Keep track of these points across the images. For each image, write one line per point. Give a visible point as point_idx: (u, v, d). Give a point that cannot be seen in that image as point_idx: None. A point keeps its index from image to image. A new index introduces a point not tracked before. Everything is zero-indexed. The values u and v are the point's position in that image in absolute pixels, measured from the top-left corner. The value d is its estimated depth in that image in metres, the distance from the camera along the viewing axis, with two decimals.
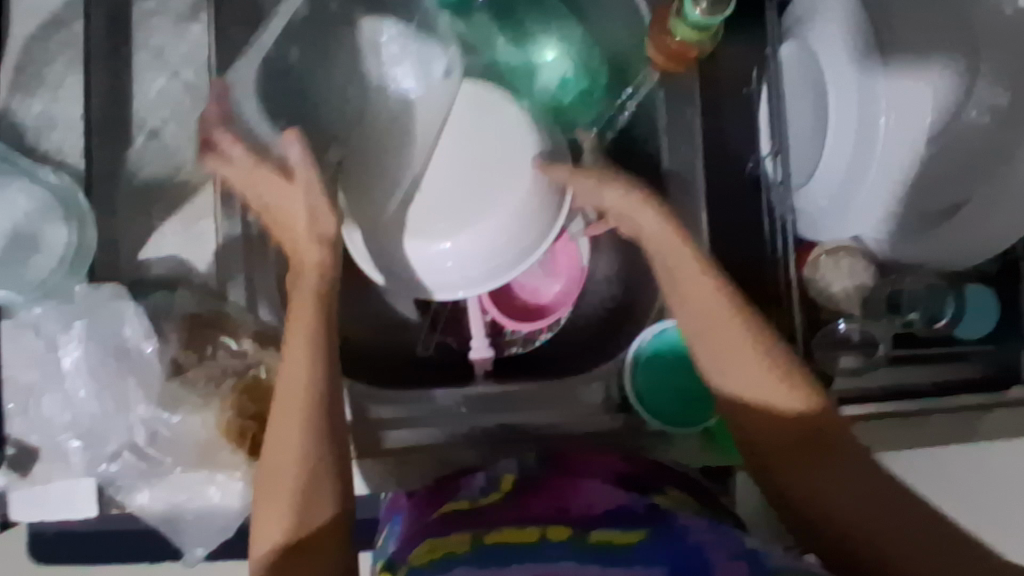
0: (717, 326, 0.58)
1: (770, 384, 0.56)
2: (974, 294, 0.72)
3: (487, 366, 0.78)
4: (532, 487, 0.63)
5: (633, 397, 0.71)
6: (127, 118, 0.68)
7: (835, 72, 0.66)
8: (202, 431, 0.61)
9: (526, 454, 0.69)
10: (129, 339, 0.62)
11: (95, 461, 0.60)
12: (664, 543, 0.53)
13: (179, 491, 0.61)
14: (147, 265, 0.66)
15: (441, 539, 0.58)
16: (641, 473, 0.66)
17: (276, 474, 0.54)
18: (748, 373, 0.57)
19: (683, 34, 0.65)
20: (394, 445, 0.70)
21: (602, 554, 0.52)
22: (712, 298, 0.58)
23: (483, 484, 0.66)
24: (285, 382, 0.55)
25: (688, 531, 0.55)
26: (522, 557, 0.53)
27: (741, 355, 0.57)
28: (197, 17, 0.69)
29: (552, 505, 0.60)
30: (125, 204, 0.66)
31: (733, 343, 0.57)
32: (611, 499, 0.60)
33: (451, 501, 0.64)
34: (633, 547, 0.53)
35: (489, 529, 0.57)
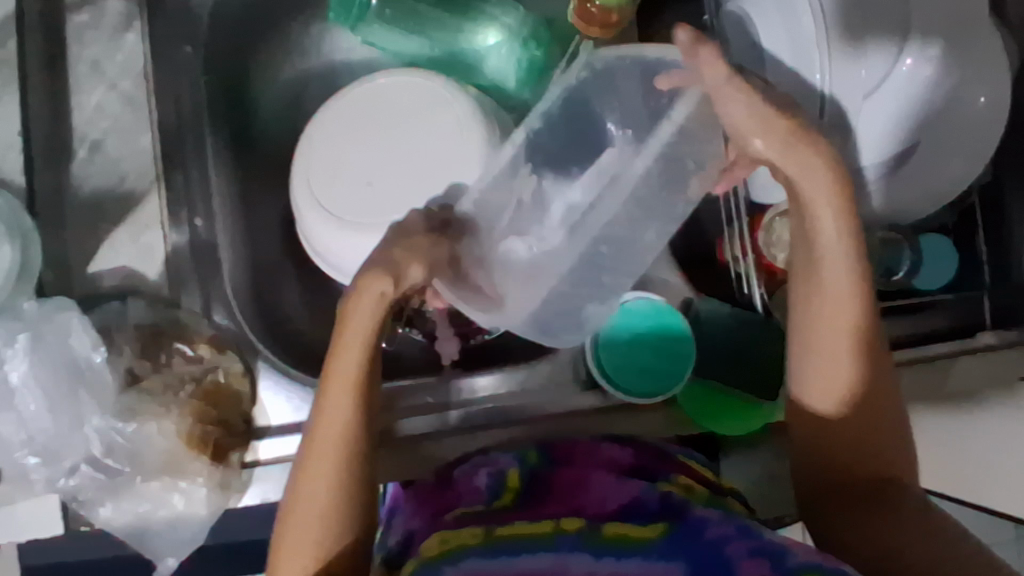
0: (823, 311, 0.52)
1: (851, 382, 0.53)
2: (928, 245, 0.75)
3: (453, 355, 0.79)
4: (541, 487, 0.61)
5: (597, 373, 0.70)
6: (67, 133, 0.67)
7: (771, 27, 0.72)
8: (161, 439, 0.60)
9: (528, 451, 0.66)
10: (78, 350, 0.60)
11: (54, 477, 0.59)
12: (681, 540, 0.52)
13: (143, 502, 0.61)
14: (98, 278, 0.66)
15: (450, 531, 0.54)
16: (643, 459, 0.66)
17: (294, 508, 0.48)
18: (849, 377, 0.52)
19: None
20: (406, 434, 0.69)
21: (618, 549, 0.51)
22: (847, 288, 0.51)
23: (487, 484, 0.62)
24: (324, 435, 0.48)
25: (706, 523, 0.53)
26: (537, 551, 0.51)
27: (840, 351, 0.52)
28: (131, 27, 0.69)
29: (568, 505, 0.58)
30: (71, 218, 0.66)
31: (835, 340, 0.52)
32: (625, 493, 0.59)
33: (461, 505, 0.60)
34: (651, 543, 0.52)
35: (504, 522, 0.55)
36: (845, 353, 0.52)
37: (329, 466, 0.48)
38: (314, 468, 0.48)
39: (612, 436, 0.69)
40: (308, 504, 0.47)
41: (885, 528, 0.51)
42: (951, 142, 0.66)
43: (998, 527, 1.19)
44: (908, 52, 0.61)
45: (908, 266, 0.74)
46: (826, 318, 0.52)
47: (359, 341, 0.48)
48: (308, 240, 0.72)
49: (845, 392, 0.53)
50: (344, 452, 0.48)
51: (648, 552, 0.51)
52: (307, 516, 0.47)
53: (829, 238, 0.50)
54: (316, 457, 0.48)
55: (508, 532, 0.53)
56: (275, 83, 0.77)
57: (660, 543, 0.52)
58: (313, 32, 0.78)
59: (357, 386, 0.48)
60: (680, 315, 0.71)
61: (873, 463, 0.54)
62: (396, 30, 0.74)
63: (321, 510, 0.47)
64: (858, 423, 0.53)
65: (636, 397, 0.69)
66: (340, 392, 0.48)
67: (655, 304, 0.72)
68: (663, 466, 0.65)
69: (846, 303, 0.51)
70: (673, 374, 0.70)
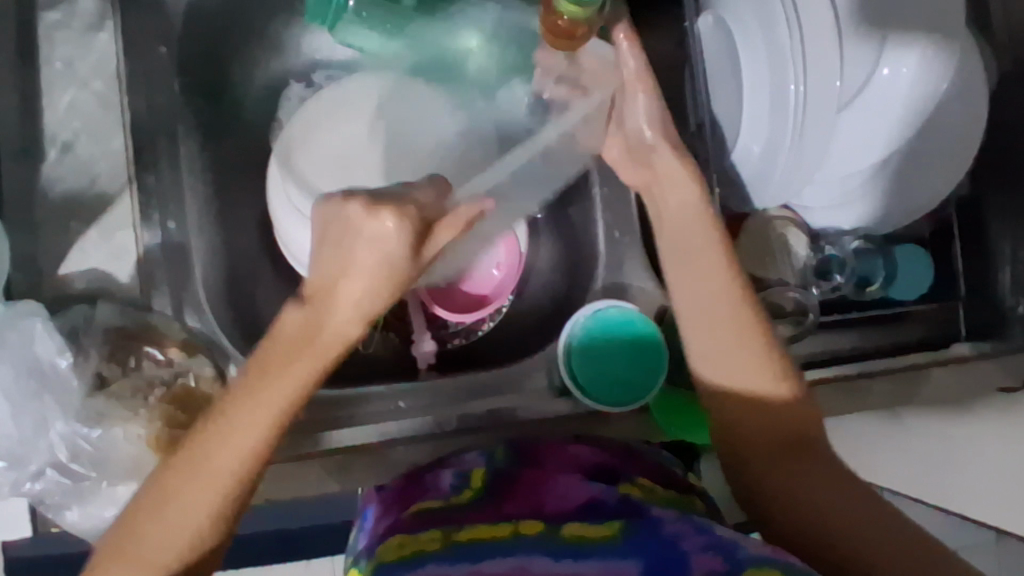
0: (700, 313, 0.58)
1: (755, 376, 0.56)
2: (905, 258, 0.74)
3: (430, 360, 0.79)
4: (504, 485, 0.62)
5: (569, 381, 0.70)
6: (38, 133, 0.67)
7: (745, 31, 0.69)
8: (128, 445, 0.60)
9: (494, 448, 0.68)
10: (42, 355, 0.60)
11: (19, 481, 0.59)
12: (639, 539, 0.51)
13: (108, 506, 0.60)
14: (68, 280, 0.66)
15: (414, 535, 0.56)
16: (611, 461, 0.66)
17: (213, 463, 0.47)
18: (759, 367, 0.56)
19: (568, 12, 0.57)
20: (343, 445, 0.67)
21: (577, 551, 0.50)
22: (728, 296, 0.57)
23: (451, 483, 0.64)
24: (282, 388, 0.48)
25: (662, 520, 0.53)
26: (497, 554, 0.51)
27: (733, 340, 0.57)
28: (103, 27, 0.70)
29: (528, 504, 0.59)
30: (41, 219, 0.66)
31: (734, 317, 0.57)
32: (585, 491, 0.60)
33: (421, 500, 0.62)
34: (608, 541, 0.51)
35: (460, 525, 0.56)
36: (740, 341, 0.56)
37: (241, 454, 0.47)
38: (212, 455, 0.47)
39: (584, 437, 0.69)
40: (207, 487, 0.47)
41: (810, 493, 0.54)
42: (931, 151, 0.67)
43: (974, 529, 1.21)
44: (885, 61, 0.61)
45: (884, 277, 0.74)
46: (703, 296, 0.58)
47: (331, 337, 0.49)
48: (284, 242, 0.72)
49: (753, 390, 0.56)
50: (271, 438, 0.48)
51: (604, 548, 0.50)
52: (197, 498, 0.47)
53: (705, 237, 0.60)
54: (223, 444, 0.47)
55: (465, 537, 0.54)
56: (254, 83, 0.77)
57: (620, 537, 0.51)
58: (290, 34, 0.77)
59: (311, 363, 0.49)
60: (651, 324, 0.71)
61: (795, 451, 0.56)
62: (376, 30, 0.72)
63: (218, 496, 0.47)
64: (778, 404, 0.56)
65: (604, 405, 0.70)
66: (275, 392, 0.48)
67: (630, 313, 0.71)
68: (632, 469, 0.66)
69: (725, 303, 0.57)
70: (645, 385, 0.70)
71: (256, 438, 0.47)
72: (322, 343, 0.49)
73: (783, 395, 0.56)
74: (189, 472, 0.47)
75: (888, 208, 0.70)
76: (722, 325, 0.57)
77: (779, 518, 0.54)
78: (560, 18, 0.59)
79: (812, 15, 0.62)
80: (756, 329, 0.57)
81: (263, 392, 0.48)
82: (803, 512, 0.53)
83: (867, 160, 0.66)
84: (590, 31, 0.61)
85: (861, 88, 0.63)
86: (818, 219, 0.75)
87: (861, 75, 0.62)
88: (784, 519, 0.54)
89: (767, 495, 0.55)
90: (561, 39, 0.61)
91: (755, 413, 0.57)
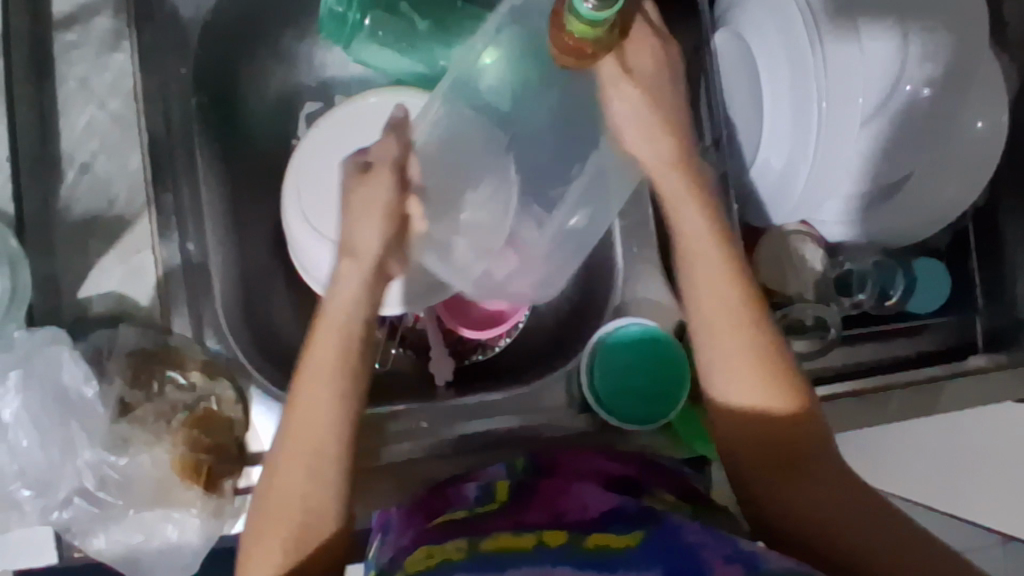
0: (717, 349, 0.57)
1: (770, 398, 0.56)
2: (923, 272, 0.74)
3: (447, 376, 0.78)
4: (527, 496, 0.61)
5: (592, 399, 0.69)
6: (56, 155, 0.68)
7: (764, 49, 0.69)
8: (154, 469, 0.60)
9: (514, 460, 0.68)
10: (69, 383, 0.60)
11: (47, 509, 0.59)
12: (660, 545, 0.51)
13: (135, 532, 0.61)
14: (88, 302, 0.66)
15: (437, 547, 0.54)
16: (633, 472, 0.65)
17: (279, 500, 0.52)
18: (772, 393, 0.56)
19: (578, 31, 0.49)
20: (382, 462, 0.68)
21: (597, 556, 0.50)
22: (732, 289, 0.58)
23: (475, 494, 0.63)
24: (306, 402, 0.53)
25: (682, 530, 0.53)
26: (522, 557, 0.50)
27: (747, 359, 0.56)
28: (119, 46, 0.70)
29: (549, 511, 0.58)
30: (60, 242, 0.66)
31: (737, 338, 0.57)
32: (607, 502, 0.58)
33: (447, 512, 0.61)
34: (629, 550, 0.51)
35: (485, 535, 0.55)
36: (754, 359, 0.56)
37: (312, 462, 0.52)
38: (288, 480, 0.52)
39: (605, 450, 0.69)
40: (290, 511, 0.52)
41: (801, 503, 0.55)
42: (944, 166, 0.68)
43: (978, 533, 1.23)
44: (907, 77, 0.61)
45: (902, 290, 0.74)
46: (718, 332, 0.57)
47: (341, 328, 0.55)
48: (299, 260, 0.71)
49: (762, 400, 0.56)
50: (327, 445, 0.53)
51: (626, 560, 0.50)
52: (286, 524, 0.51)
53: (710, 264, 0.59)
54: (291, 467, 0.52)
55: (490, 546, 0.52)
56: (270, 101, 0.77)
57: (638, 547, 0.51)
58: (302, 49, 0.77)
59: (328, 362, 0.54)
60: (673, 342, 0.71)
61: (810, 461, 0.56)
62: (390, 48, 0.72)
63: (306, 520, 0.52)
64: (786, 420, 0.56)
65: (626, 422, 0.69)
66: (319, 391, 0.53)
67: (652, 330, 0.71)
68: (652, 482, 0.65)
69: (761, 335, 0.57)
70: (667, 401, 0.69)
71: (314, 451, 0.53)
72: (352, 343, 0.55)
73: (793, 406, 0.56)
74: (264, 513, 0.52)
75: (896, 229, 0.70)
76: (733, 340, 0.57)
77: (778, 522, 0.55)
78: (568, 37, 0.51)
79: (834, 37, 0.62)
80: (751, 331, 0.57)
81: (309, 404, 0.53)
82: (810, 529, 0.54)
83: (886, 172, 0.67)
84: (602, 47, 0.53)
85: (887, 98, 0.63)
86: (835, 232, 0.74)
87: (888, 85, 0.62)
88: (784, 520, 0.55)
89: (772, 508, 0.56)
90: (571, 56, 0.53)
91: (761, 433, 0.56)
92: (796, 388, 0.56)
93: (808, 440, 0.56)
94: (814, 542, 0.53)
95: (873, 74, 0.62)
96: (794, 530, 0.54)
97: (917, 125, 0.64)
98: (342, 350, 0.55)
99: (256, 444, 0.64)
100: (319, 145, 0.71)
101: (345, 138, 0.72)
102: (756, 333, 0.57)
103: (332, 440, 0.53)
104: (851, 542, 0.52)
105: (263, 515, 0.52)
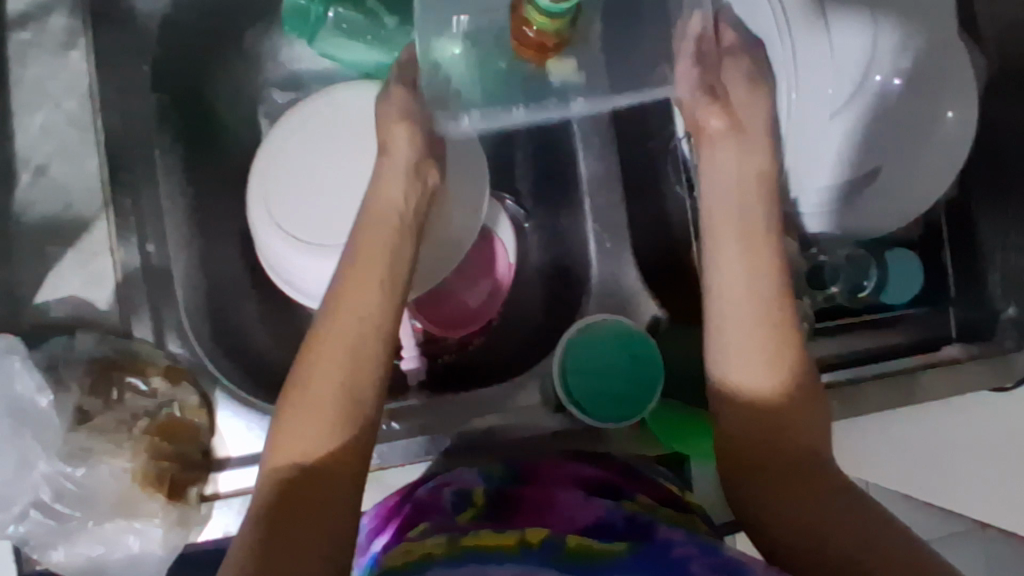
0: (728, 316, 0.54)
1: (764, 374, 0.53)
2: (898, 263, 0.74)
3: (421, 376, 0.76)
4: (507, 505, 0.60)
5: (565, 399, 0.68)
6: (10, 156, 0.66)
7: None
8: (114, 481, 0.59)
9: (490, 466, 0.66)
10: (22, 394, 0.58)
11: (3, 523, 0.57)
12: (648, 557, 0.49)
13: (97, 544, 0.59)
14: (45, 309, 0.65)
15: (417, 544, 0.53)
16: (613, 480, 0.64)
17: (312, 400, 0.49)
18: (773, 356, 0.53)
19: (538, 22, 0.48)
20: None
21: (580, 563, 0.49)
22: (765, 249, 0.56)
23: (452, 504, 0.60)
24: (351, 307, 0.52)
25: (670, 544, 0.51)
26: (503, 563, 0.48)
27: (751, 327, 0.54)
28: (75, 44, 0.68)
29: (531, 522, 0.56)
30: (16, 247, 0.65)
31: (752, 304, 0.54)
32: (589, 513, 0.57)
33: (428, 517, 0.58)
34: (614, 558, 0.49)
35: (465, 533, 0.53)
36: (761, 322, 0.54)
37: (352, 351, 0.51)
38: (330, 358, 0.51)
39: (582, 456, 0.67)
40: (334, 380, 0.50)
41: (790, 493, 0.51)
42: (917, 164, 0.67)
43: None
44: (876, 70, 0.61)
45: (875, 283, 0.74)
46: (733, 291, 0.55)
47: (388, 238, 0.55)
48: (267, 261, 0.69)
49: (761, 373, 0.53)
50: (359, 348, 0.51)
51: (614, 566, 0.48)
52: (330, 400, 0.50)
53: (754, 218, 0.56)
54: (334, 346, 0.51)
55: (471, 542, 0.51)
56: (232, 98, 0.75)
57: (627, 558, 0.49)
58: (267, 43, 0.75)
59: (375, 273, 0.54)
60: (648, 340, 0.70)
61: (798, 448, 0.52)
62: (358, 42, 0.71)
63: (347, 391, 0.50)
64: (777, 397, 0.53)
65: (602, 421, 0.68)
66: (366, 291, 0.53)
67: (626, 326, 0.70)
68: (634, 489, 0.63)
69: (781, 302, 0.55)
70: (642, 399, 0.69)
71: (360, 332, 0.52)
72: (391, 245, 0.55)
73: (781, 385, 0.53)
74: (294, 411, 0.50)
75: (864, 221, 0.70)
76: (743, 298, 0.54)
77: (759, 509, 0.51)
78: (529, 30, 0.50)
79: (803, 22, 0.62)
80: (768, 293, 0.54)
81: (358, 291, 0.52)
82: (796, 531, 0.49)
83: (856, 164, 0.66)
84: (565, 41, 0.52)
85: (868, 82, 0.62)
86: (808, 227, 0.71)
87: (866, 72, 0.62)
88: (762, 512, 0.51)
89: (751, 497, 0.52)
90: (533, 48, 0.52)
91: (758, 409, 0.53)
92: (790, 367, 0.53)
93: (799, 421, 0.53)
94: (796, 543, 0.48)
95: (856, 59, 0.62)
96: (772, 520, 0.50)
97: (887, 115, 0.63)
98: (387, 266, 0.54)
99: (220, 451, 0.62)
100: (283, 144, 0.69)
101: (309, 134, 0.69)
102: (771, 291, 0.54)
103: (369, 341, 0.52)
104: (842, 551, 0.46)
105: (290, 417, 0.50)
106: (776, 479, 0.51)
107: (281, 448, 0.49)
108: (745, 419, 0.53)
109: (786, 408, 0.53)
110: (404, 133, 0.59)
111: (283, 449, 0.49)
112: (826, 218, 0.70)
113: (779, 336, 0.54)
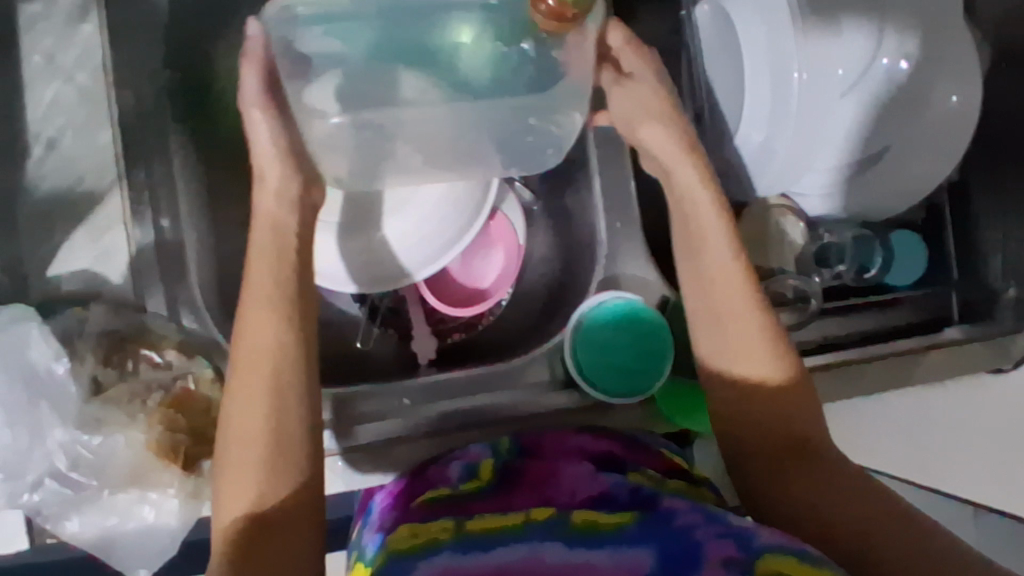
0: (735, 326, 0.57)
1: (773, 371, 0.57)
2: (900, 243, 0.75)
3: (429, 356, 0.77)
4: (512, 475, 0.60)
5: (573, 370, 0.69)
6: (22, 130, 0.67)
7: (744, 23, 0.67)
8: (128, 451, 0.58)
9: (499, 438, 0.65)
10: (39, 361, 0.59)
11: (16, 492, 0.57)
12: (654, 529, 0.50)
13: (110, 514, 0.59)
14: (57, 282, 0.66)
15: (422, 523, 0.53)
16: (618, 449, 0.64)
17: (240, 449, 0.49)
18: (769, 362, 0.57)
19: None
20: (357, 443, 0.66)
21: (589, 539, 0.49)
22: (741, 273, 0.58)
23: (459, 471, 0.61)
24: (250, 345, 0.50)
25: (674, 512, 0.52)
26: (507, 544, 0.49)
27: (760, 350, 0.57)
28: (86, 19, 0.69)
29: (537, 497, 0.57)
30: (24, 216, 0.67)
31: (751, 327, 0.57)
32: (596, 484, 0.57)
33: (430, 489, 0.60)
34: (622, 530, 0.50)
35: (470, 516, 0.54)
36: (762, 346, 0.57)
37: (270, 384, 0.50)
38: (250, 410, 0.49)
39: (588, 428, 0.67)
40: (258, 438, 0.49)
41: (813, 489, 0.55)
42: (921, 143, 0.67)
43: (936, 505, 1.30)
44: (883, 53, 0.63)
45: (881, 263, 0.75)
46: (737, 317, 0.57)
47: (270, 267, 0.52)
48: None
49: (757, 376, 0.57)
50: (275, 381, 0.50)
51: (620, 540, 0.49)
52: (256, 455, 0.49)
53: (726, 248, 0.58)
54: (250, 401, 0.50)
55: (475, 528, 0.51)
56: None
57: (634, 529, 0.50)
58: None
59: (269, 300, 0.51)
60: (659, 319, 0.71)
61: (801, 443, 0.57)
62: None
63: (275, 447, 0.49)
64: (782, 403, 0.57)
65: (614, 397, 0.69)
66: (261, 321, 0.51)
67: (635, 304, 0.71)
68: (638, 460, 0.64)
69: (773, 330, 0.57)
70: (653, 375, 0.70)
71: (267, 366, 0.50)
72: (283, 265, 0.52)
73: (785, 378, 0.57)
74: (229, 464, 0.49)
75: (874, 204, 0.71)
76: (749, 320, 0.57)
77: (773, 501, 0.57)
78: None
79: (819, 26, 0.63)
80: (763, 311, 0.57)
81: (257, 328, 0.51)
82: (830, 530, 0.54)
83: (865, 145, 0.67)
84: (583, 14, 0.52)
85: (871, 65, 0.64)
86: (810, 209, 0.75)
87: (868, 56, 0.64)
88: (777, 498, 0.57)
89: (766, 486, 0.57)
90: (552, 20, 0.52)
91: (760, 406, 0.57)
92: (788, 359, 0.57)
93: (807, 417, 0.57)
94: (826, 537, 0.54)
95: (861, 55, 0.64)
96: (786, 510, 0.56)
97: (896, 103, 0.65)
98: (279, 291, 0.52)
99: None
100: None
101: None
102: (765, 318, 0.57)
103: (286, 363, 0.51)
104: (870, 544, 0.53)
105: (227, 471, 0.49)
106: (789, 470, 0.57)
107: (228, 502, 0.49)
108: (748, 410, 0.58)
109: (779, 398, 0.57)
110: (283, 170, 0.54)
111: (230, 503, 0.49)
112: (832, 201, 0.73)
113: (780, 347, 0.57)
